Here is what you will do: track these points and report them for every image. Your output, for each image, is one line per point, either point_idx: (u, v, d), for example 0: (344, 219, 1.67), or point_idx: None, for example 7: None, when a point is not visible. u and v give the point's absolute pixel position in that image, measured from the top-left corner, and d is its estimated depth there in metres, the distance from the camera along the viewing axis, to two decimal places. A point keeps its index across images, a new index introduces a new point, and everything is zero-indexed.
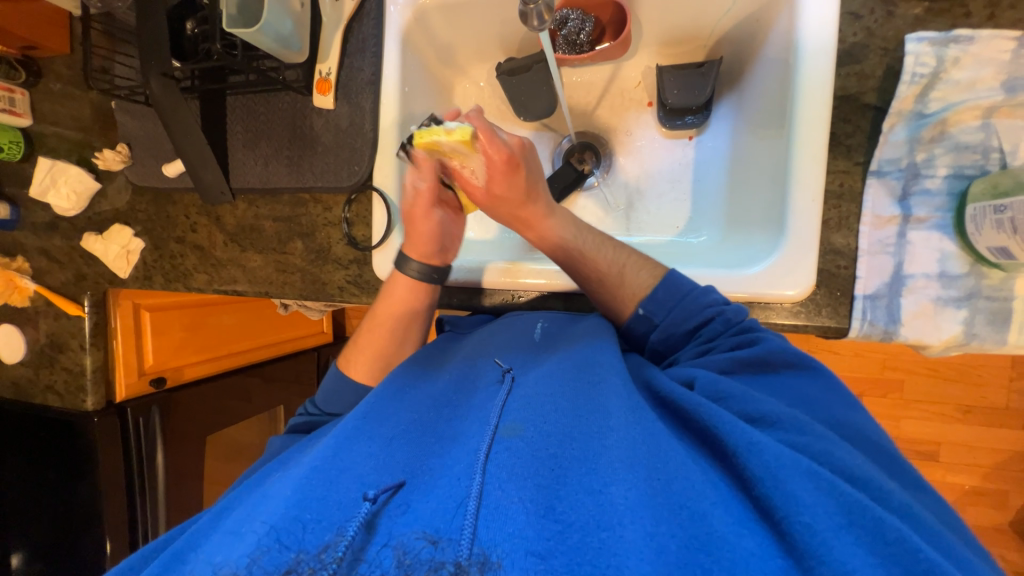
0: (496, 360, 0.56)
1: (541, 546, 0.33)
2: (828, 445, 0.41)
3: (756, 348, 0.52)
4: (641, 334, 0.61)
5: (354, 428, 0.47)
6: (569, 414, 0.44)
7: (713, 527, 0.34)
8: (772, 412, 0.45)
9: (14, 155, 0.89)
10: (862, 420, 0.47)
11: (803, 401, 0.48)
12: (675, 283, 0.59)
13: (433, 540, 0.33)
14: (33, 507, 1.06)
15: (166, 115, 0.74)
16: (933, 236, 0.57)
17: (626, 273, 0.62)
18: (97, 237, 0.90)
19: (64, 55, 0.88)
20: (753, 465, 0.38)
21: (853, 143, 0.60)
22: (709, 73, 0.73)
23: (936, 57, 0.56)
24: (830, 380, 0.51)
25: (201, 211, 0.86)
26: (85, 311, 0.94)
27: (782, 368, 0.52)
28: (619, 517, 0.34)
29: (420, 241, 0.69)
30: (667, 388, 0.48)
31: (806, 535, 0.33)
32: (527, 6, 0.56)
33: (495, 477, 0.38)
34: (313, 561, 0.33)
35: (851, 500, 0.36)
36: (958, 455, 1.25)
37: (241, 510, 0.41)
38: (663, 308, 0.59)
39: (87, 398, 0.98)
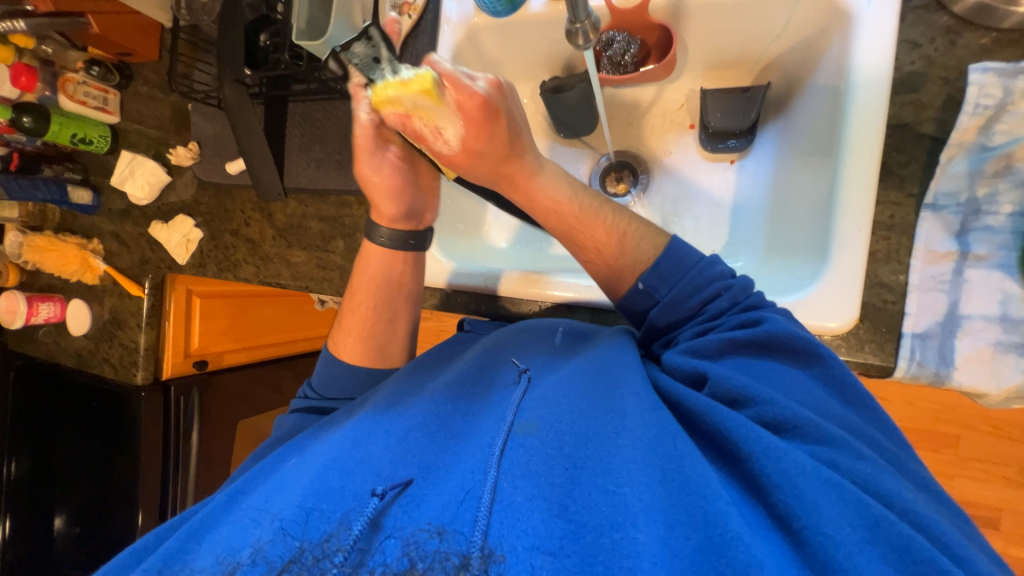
0: (515, 358, 0.56)
1: (551, 544, 0.33)
2: (839, 453, 0.39)
3: (757, 330, 0.49)
4: (636, 309, 0.57)
5: (370, 422, 0.48)
6: (584, 414, 0.43)
7: (727, 527, 0.33)
8: (794, 418, 0.41)
9: (101, 148, 0.98)
10: (878, 434, 0.44)
11: (796, 392, 0.45)
12: (678, 253, 0.55)
13: (438, 532, 0.34)
14: (81, 471, 1.14)
15: (235, 117, 0.81)
16: (995, 276, 0.53)
17: (626, 249, 0.57)
18: (163, 225, 0.98)
19: (153, 61, 0.98)
20: (769, 471, 0.37)
21: (906, 173, 0.57)
22: (754, 98, 0.73)
23: (1002, 88, 0.53)
24: (835, 372, 0.47)
25: (256, 207, 0.92)
26: (145, 292, 1.02)
27: (783, 358, 0.48)
28: (634, 518, 0.34)
29: (384, 205, 0.67)
30: (668, 386, 0.47)
31: (827, 547, 0.33)
32: (572, 25, 0.58)
33: (507, 473, 0.38)
34: (315, 550, 0.35)
35: (878, 515, 0.34)
36: (1021, 524, 1.13)
37: (256, 494, 0.43)
38: (666, 284, 0.55)
39: (137, 371, 1.04)
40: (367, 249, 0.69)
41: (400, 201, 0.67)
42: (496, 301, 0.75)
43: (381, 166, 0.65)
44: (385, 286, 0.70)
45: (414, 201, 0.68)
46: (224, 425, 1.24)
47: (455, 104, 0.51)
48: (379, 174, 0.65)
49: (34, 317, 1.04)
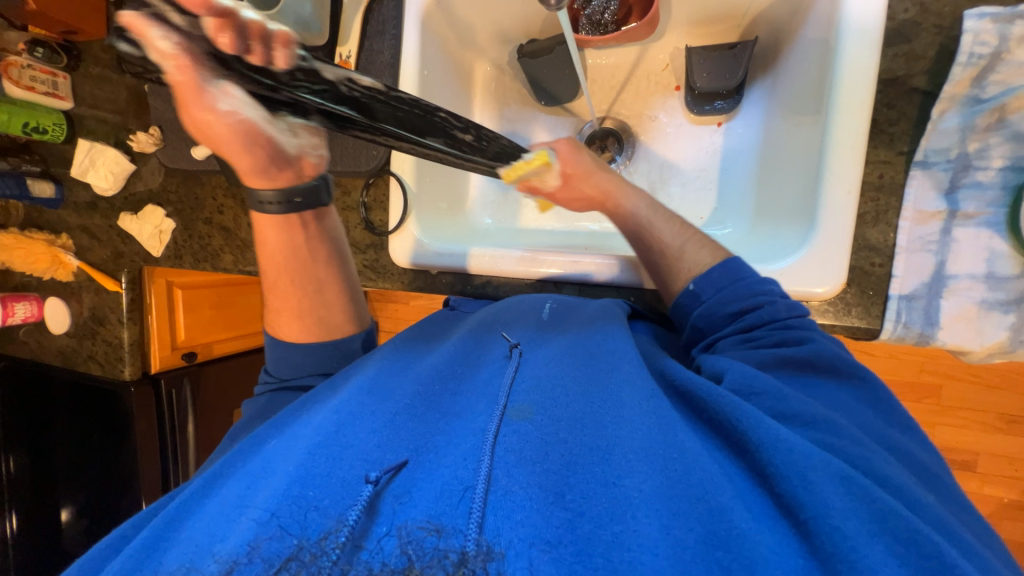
0: (504, 334, 0.56)
1: (549, 536, 0.32)
2: (848, 443, 0.40)
3: (802, 346, 0.49)
4: (683, 312, 0.59)
5: (358, 401, 0.47)
6: (581, 399, 0.44)
7: (732, 523, 0.33)
8: (808, 413, 0.42)
9: (57, 137, 0.93)
10: (915, 446, 0.44)
11: (842, 406, 0.45)
12: (734, 264, 0.56)
13: (436, 530, 0.31)
14: (80, 466, 1.14)
15: None
16: (983, 234, 0.52)
17: (687, 253, 0.60)
18: (133, 217, 0.94)
19: (101, 40, 0.92)
20: (778, 462, 0.37)
21: (897, 131, 0.55)
22: (741, 55, 0.70)
23: (998, 35, 0.50)
24: (879, 393, 0.47)
25: (228, 194, 0.88)
26: (122, 287, 0.99)
27: (829, 376, 0.48)
28: (634, 510, 0.33)
29: (242, 161, 0.49)
30: (682, 376, 0.47)
31: (834, 539, 0.32)
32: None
33: (502, 461, 0.38)
34: (313, 548, 0.31)
35: (885, 506, 0.34)
36: (996, 466, 1.19)
37: (238, 484, 0.42)
38: (715, 288, 0.56)
39: (125, 367, 1.02)
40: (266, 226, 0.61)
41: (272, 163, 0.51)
42: (481, 281, 0.74)
43: (216, 111, 0.42)
44: (295, 259, 0.63)
45: (280, 156, 0.50)
46: (220, 414, 1.25)
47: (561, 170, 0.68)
48: (220, 126, 0.44)
49: (10, 318, 1.01)
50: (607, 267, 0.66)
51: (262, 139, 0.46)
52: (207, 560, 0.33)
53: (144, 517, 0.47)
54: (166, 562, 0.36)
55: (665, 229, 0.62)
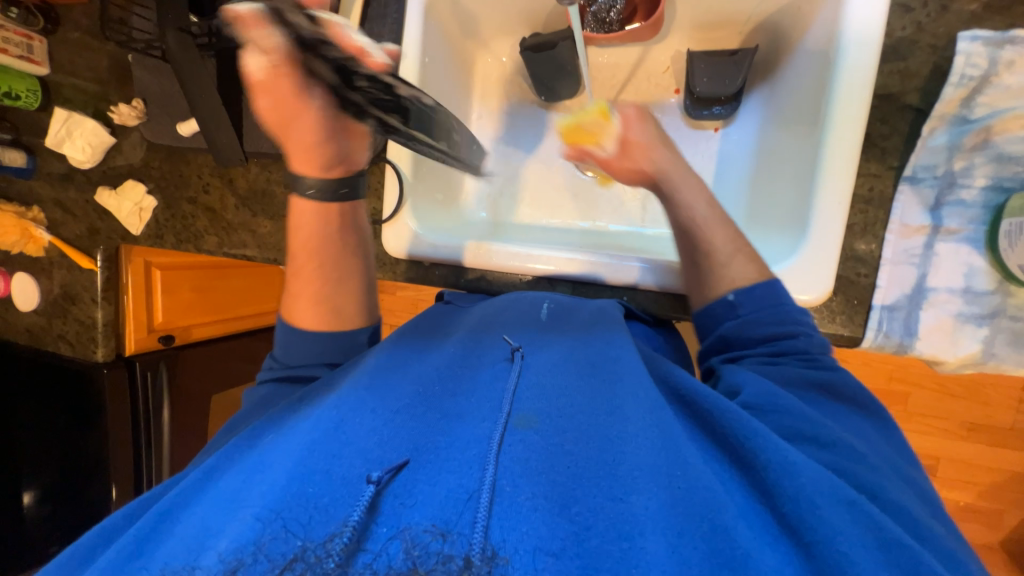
0: (504, 336, 0.55)
1: (555, 546, 0.33)
2: (852, 462, 0.41)
3: (828, 372, 0.50)
4: (712, 320, 0.58)
5: (357, 399, 0.46)
6: (586, 411, 0.44)
7: (736, 541, 0.34)
8: (824, 435, 0.43)
9: (31, 104, 0.88)
10: (921, 477, 0.45)
11: (859, 433, 0.46)
12: (777, 286, 0.55)
13: (441, 534, 0.32)
14: (46, 449, 1.10)
15: (183, 71, 0.74)
16: (963, 250, 0.55)
17: (734, 264, 0.58)
18: (111, 192, 0.91)
19: (83, 4, 0.87)
20: (784, 484, 0.38)
21: (888, 145, 0.56)
22: (742, 62, 0.70)
23: (989, 59, 0.52)
24: (890, 426, 0.49)
25: (214, 173, 0.85)
26: (97, 265, 0.95)
27: (849, 404, 0.49)
28: (641, 526, 0.34)
29: (300, 152, 0.55)
30: (684, 384, 0.48)
31: (839, 563, 0.33)
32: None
33: (507, 471, 0.37)
34: (319, 549, 0.31)
35: (890, 535, 0.35)
36: (955, 470, 1.25)
37: (234, 477, 0.41)
38: (754, 305, 0.55)
39: (97, 349, 1.00)
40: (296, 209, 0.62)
41: (326, 141, 0.54)
42: (475, 274, 0.73)
43: (311, 104, 0.49)
44: (327, 246, 0.64)
45: (340, 146, 0.56)
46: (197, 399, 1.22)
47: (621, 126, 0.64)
48: (301, 125, 0.51)
49: None
50: (599, 264, 0.67)
51: (341, 126, 0.54)
52: (203, 556, 0.33)
53: (140, 505, 0.46)
54: (157, 557, 0.35)
55: (719, 234, 0.59)
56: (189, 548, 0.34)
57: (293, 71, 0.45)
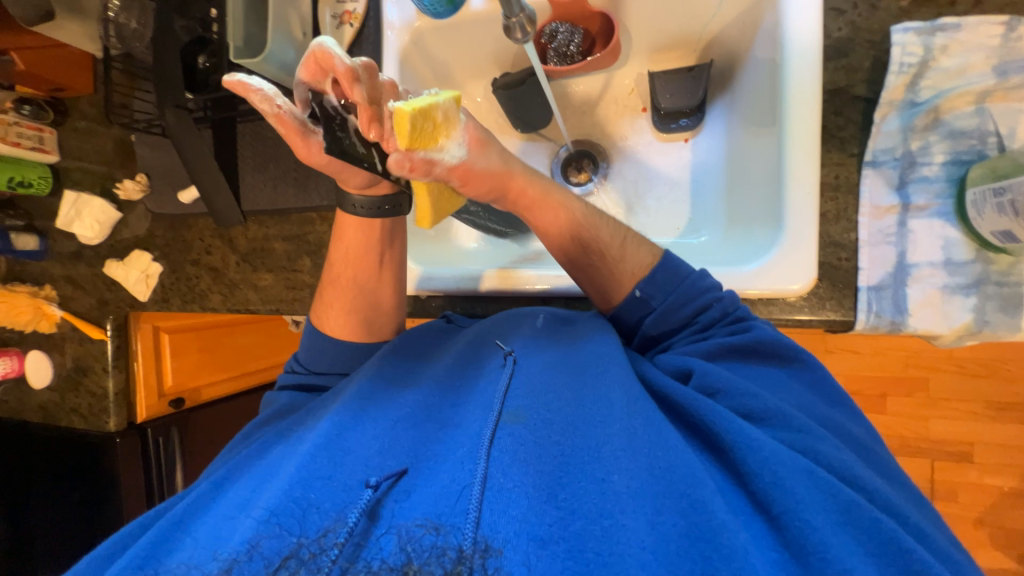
0: (499, 342, 0.56)
1: (541, 532, 0.34)
2: (819, 442, 0.41)
3: (749, 336, 0.51)
4: (630, 317, 0.58)
5: (355, 408, 0.48)
6: (573, 403, 0.44)
7: (713, 515, 0.34)
8: (762, 408, 0.44)
9: (43, 190, 0.94)
10: (854, 426, 0.47)
11: (786, 391, 0.48)
12: (674, 264, 0.56)
13: (435, 527, 0.33)
14: (60, 527, 1.09)
15: (180, 143, 0.79)
16: (936, 224, 0.56)
17: (627, 254, 0.58)
18: (119, 263, 0.95)
19: (88, 95, 0.94)
20: (749, 460, 0.38)
21: (846, 135, 0.59)
22: (700, 76, 0.75)
23: (923, 46, 0.55)
24: (819, 374, 0.50)
25: (215, 234, 0.90)
26: (107, 335, 0.97)
27: (772, 360, 0.51)
28: (620, 505, 0.35)
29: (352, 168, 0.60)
30: (659, 379, 0.47)
31: (804, 532, 0.34)
32: (509, 20, 0.56)
33: (498, 462, 0.38)
34: (314, 545, 0.33)
35: (851, 500, 0.36)
36: (991, 454, 1.21)
37: (244, 485, 0.43)
38: (662, 292, 0.56)
39: (109, 419, 0.99)
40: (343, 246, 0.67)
41: (362, 173, 0.59)
42: (471, 303, 0.75)
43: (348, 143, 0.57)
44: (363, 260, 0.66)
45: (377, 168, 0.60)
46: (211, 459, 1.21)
47: (468, 126, 0.56)
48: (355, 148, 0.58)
49: None
50: None
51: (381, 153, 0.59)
52: (211, 559, 0.34)
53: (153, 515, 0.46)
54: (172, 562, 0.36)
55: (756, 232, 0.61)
56: (195, 552, 0.36)
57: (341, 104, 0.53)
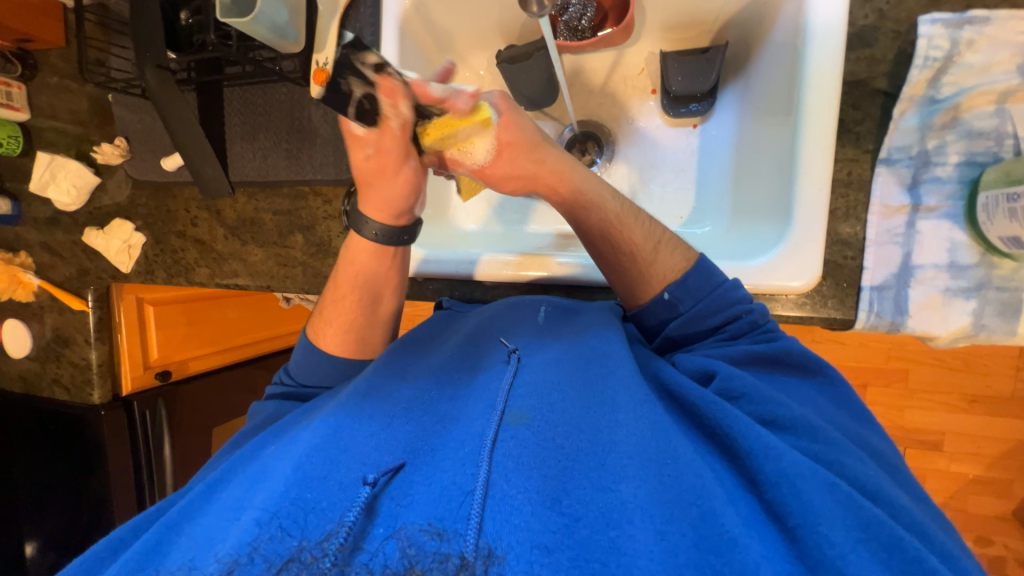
0: (503, 339, 0.56)
1: (546, 540, 0.33)
2: (842, 454, 0.41)
3: (774, 347, 0.52)
4: (657, 319, 0.58)
5: (355, 405, 0.46)
6: (577, 405, 0.44)
7: (723, 527, 0.34)
8: (785, 416, 0.44)
9: (13, 150, 0.88)
10: (878, 441, 0.47)
11: (809, 402, 0.49)
12: (707, 270, 0.55)
13: (437, 533, 0.33)
14: (46, 496, 1.08)
15: (162, 107, 0.74)
16: (944, 226, 0.55)
17: (660, 257, 0.57)
18: (99, 232, 0.90)
19: (59, 48, 0.87)
20: (768, 469, 0.38)
21: (862, 130, 0.58)
22: (714, 59, 0.72)
23: (949, 40, 0.53)
24: (842, 390, 0.51)
25: (201, 205, 0.86)
26: (89, 306, 0.94)
27: (796, 373, 0.52)
28: (629, 514, 0.34)
29: (381, 202, 0.61)
30: (673, 379, 0.48)
31: (821, 546, 0.33)
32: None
33: (500, 465, 0.38)
34: (316, 549, 0.33)
35: (871, 516, 0.35)
36: (961, 444, 1.26)
37: (237, 485, 0.41)
38: (691, 298, 0.55)
39: (93, 391, 0.98)
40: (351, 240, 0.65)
41: (405, 200, 0.62)
42: (469, 287, 0.74)
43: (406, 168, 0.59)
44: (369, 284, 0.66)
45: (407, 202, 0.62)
46: (199, 432, 1.21)
47: (500, 137, 0.57)
48: (397, 179, 0.59)
49: None
50: (589, 269, 0.67)
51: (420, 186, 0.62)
52: (210, 560, 0.33)
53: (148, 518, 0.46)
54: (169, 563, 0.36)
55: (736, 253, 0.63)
56: (194, 552, 0.35)
57: (403, 136, 0.56)
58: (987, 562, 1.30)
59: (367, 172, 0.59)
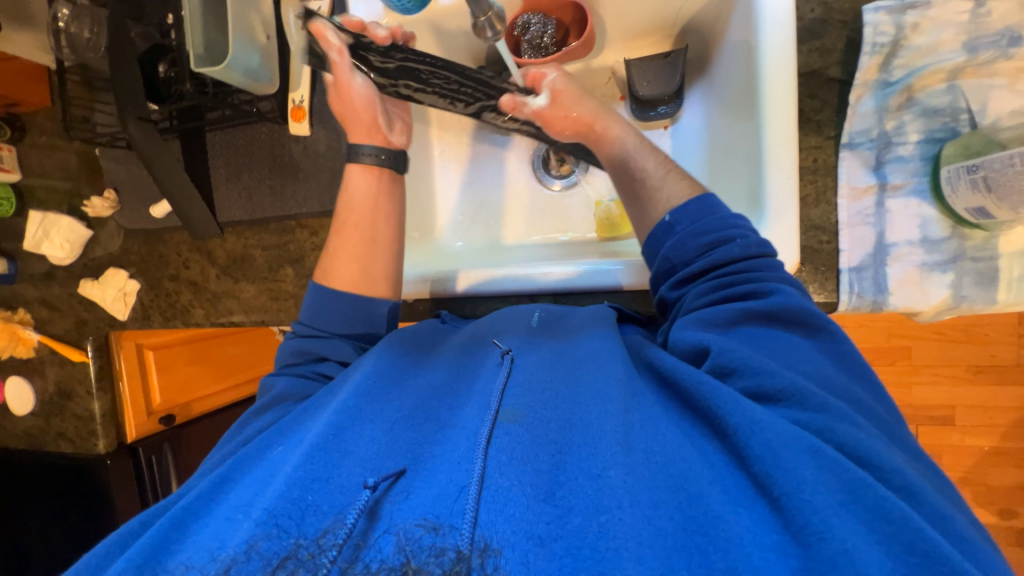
0: (496, 342, 0.57)
1: (540, 530, 0.34)
2: (834, 420, 0.40)
3: (768, 301, 0.48)
4: (655, 245, 0.57)
5: (353, 408, 0.47)
6: (567, 400, 0.45)
7: (709, 507, 0.35)
8: (784, 386, 0.42)
9: (6, 212, 0.91)
10: (874, 403, 0.45)
11: (798, 361, 0.46)
12: (709, 201, 0.56)
13: (434, 528, 0.34)
14: (57, 553, 1.07)
15: (148, 157, 0.75)
16: (912, 203, 0.57)
17: (658, 187, 0.59)
18: (94, 282, 0.92)
19: (45, 108, 0.90)
20: (752, 443, 0.38)
21: (822, 118, 0.59)
22: (676, 62, 0.75)
23: (895, 25, 0.55)
24: (843, 347, 0.47)
25: (192, 248, 0.87)
26: (89, 356, 0.95)
27: (789, 326, 0.48)
28: (618, 499, 0.35)
29: (356, 122, 0.68)
30: (664, 363, 0.48)
31: (804, 512, 0.34)
32: (476, 20, 0.51)
33: (494, 459, 0.39)
34: (311, 546, 0.34)
35: (854, 478, 0.36)
36: (973, 416, 1.25)
37: (243, 488, 0.42)
38: (689, 221, 0.55)
39: (98, 441, 0.98)
40: (348, 169, 0.70)
41: (369, 112, 0.68)
42: (459, 304, 0.75)
43: (356, 81, 0.65)
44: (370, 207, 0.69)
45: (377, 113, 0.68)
46: None
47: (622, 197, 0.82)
48: (354, 94, 0.66)
49: None
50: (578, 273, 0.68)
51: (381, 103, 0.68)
52: (210, 561, 0.35)
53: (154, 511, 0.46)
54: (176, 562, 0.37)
55: (649, 159, 0.62)
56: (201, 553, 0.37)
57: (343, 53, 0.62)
58: (1013, 535, 1.27)
59: (337, 103, 0.68)
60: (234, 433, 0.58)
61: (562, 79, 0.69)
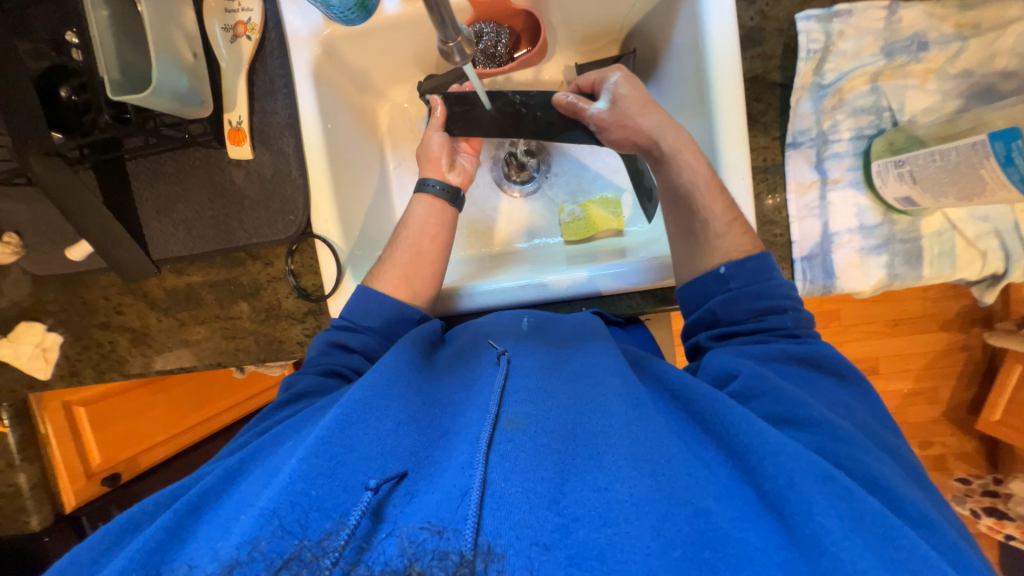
0: (491, 343, 0.58)
1: (545, 538, 0.34)
2: (858, 453, 0.43)
3: (812, 351, 0.53)
4: (702, 292, 0.60)
5: (361, 398, 0.44)
6: (568, 410, 0.46)
7: (719, 524, 0.36)
8: (806, 415, 0.45)
9: None
10: (878, 424, 0.49)
11: (833, 401, 0.49)
12: (768, 262, 0.58)
13: (437, 531, 0.34)
14: None
15: (56, 195, 0.66)
16: (850, 194, 0.63)
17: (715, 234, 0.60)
18: (2, 340, 0.79)
19: None
20: (765, 464, 0.40)
21: (768, 120, 0.63)
22: (626, 67, 0.76)
23: (824, 32, 0.60)
24: (872, 399, 0.52)
25: (124, 290, 0.78)
26: (5, 426, 0.81)
27: (827, 375, 0.53)
28: (625, 513, 0.36)
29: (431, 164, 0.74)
30: (680, 381, 0.51)
31: (819, 537, 0.34)
32: (446, 44, 0.48)
33: (497, 466, 0.39)
34: (315, 548, 0.34)
35: (867, 507, 0.37)
36: (892, 364, 1.42)
37: (254, 481, 0.41)
38: (744, 278, 0.58)
39: (30, 518, 0.85)
40: (414, 200, 0.73)
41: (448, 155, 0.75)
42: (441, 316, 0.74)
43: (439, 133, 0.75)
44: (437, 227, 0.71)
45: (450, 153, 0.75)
46: None
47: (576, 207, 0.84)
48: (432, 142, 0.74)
49: None
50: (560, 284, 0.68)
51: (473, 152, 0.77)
52: (209, 559, 0.34)
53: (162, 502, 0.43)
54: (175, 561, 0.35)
55: (714, 206, 0.60)
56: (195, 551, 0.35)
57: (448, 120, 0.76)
58: (930, 461, 1.48)
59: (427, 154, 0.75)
60: (275, 416, 0.55)
61: (625, 82, 0.68)
